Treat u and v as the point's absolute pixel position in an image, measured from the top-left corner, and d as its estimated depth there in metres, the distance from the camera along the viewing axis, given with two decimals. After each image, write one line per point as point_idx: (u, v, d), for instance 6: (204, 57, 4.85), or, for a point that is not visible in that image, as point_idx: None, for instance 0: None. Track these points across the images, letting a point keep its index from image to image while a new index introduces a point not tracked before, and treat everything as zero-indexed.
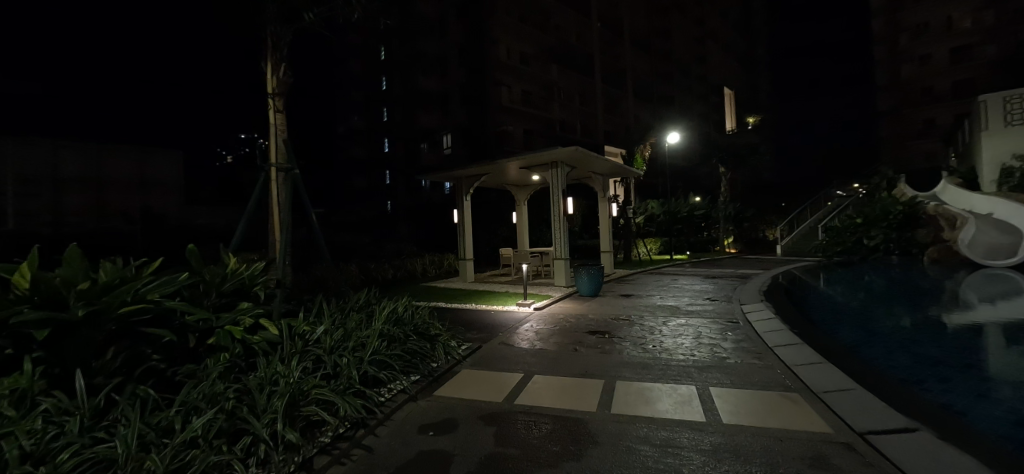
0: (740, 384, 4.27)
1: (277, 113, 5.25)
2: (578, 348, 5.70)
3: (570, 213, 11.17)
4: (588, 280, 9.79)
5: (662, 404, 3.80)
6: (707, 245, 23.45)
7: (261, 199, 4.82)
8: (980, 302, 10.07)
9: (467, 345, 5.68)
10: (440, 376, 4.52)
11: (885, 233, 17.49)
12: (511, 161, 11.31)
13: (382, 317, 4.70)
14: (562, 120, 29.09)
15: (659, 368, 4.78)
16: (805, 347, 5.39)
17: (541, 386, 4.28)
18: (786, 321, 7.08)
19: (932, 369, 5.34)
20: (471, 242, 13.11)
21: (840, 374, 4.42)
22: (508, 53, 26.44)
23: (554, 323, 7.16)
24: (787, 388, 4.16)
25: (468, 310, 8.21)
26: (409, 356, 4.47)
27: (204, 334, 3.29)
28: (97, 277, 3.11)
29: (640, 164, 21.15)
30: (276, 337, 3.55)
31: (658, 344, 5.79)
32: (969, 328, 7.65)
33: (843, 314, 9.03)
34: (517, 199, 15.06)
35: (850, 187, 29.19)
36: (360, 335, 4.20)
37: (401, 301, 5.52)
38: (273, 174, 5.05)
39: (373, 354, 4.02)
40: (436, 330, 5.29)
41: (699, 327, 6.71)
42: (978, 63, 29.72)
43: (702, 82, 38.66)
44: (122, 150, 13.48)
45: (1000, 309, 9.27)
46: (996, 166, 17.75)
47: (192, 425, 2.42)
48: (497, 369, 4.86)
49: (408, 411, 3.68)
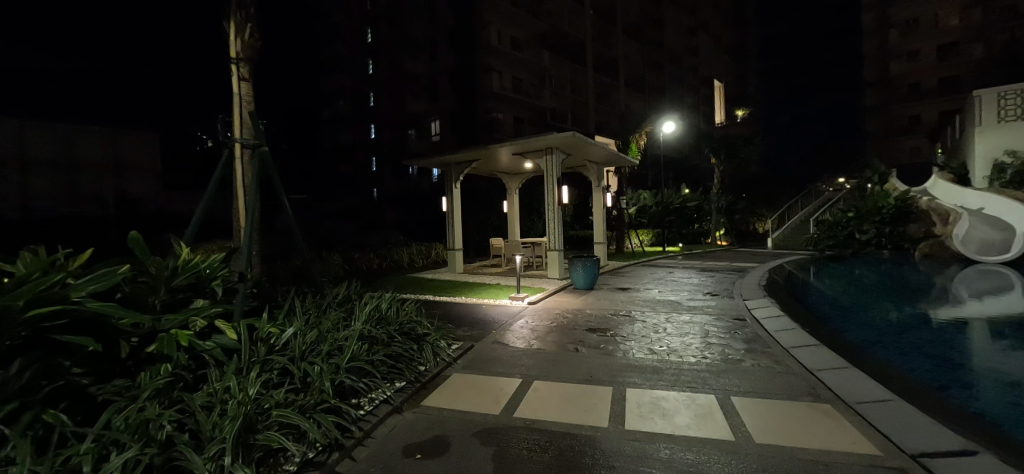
0: (763, 391, 3.86)
1: (243, 83, 4.51)
2: (579, 347, 5.25)
3: (565, 202, 10.64)
4: (584, 273, 9.35)
5: (681, 419, 3.33)
6: (698, 237, 23.21)
7: (224, 180, 4.17)
8: (970, 297, 9.95)
9: (457, 345, 5.15)
10: (428, 382, 4.03)
11: (879, 227, 17.29)
12: (505, 146, 10.67)
13: (363, 316, 4.14)
14: (554, 108, 28.56)
15: (672, 374, 4.32)
16: (825, 350, 4.97)
17: (543, 394, 3.82)
18: (795, 320, 6.68)
19: (949, 372, 4.97)
20: (461, 231, 12.61)
21: (870, 380, 4.03)
22: (499, 38, 25.71)
23: (548, 319, 6.71)
24: (816, 397, 3.73)
25: (456, 304, 7.75)
26: (393, 361, 3.94)
27: (143, 340, 2.79)
28: (9, 270, 2.58)
29: (635, 153, 20.65)
30: (235, 343, 3.00)
31: (664, 345, 5.33)
32: (956, 323, 7.52)
33: (842, 309, 8.78)
34: (508, 187, 14.52)
35: (837, 181, 29.33)
36: (337, 338, 3.64)
37: (386, 296, 4.96)
38: (238, 151, 4.39)
39: (351, 360, 3.48)
40: (424, 328, 4.75)
41: (706, 325, 6.28)
42: (965, 60, 29.79)
43: (693, 74, 38.38)
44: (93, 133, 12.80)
45: (992, 304, 9.15)
46: (988, 162, 17.67)
47: (105, 467, 1.91)
48: (491, 374, 4.37)
49: (391, 429, 3.18)
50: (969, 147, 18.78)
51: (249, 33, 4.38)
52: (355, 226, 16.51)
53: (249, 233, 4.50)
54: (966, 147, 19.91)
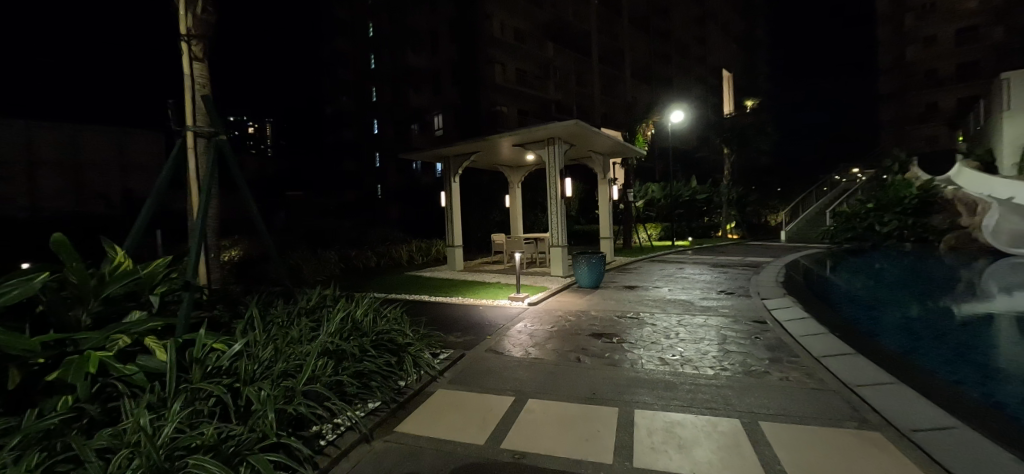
0: (797, 416, 3.29)
1: (197, 64, 3.89)
2: (582, 356, 4.71)
3: (568, 196, 10.09)
4: (588, 271, 8.79)
5: (700, 452, 2.79)
6: (708, 230, 22.58)
7: (174, 174, 3.60)
8: (999, 292, 9.29)
9: (445, 354, 4.64)
10: (407, 402, 3.51)
11: (899, 219, 16.55)
12: (504, 137, 10.10)
13: (332, 326, 3.62)
14: (560, 100, 27.96)
15: (687, 391, 3.76)
16: (863, 361, 4.39)
17: (539, 417, 3.28)
18: (822, 323, 6.05)
19: (990, 384, 4.35)
20: (461, 228, 12.12)
21: (924, 401, 3.46)
22: (501, 30, 25.11)
23: (548, 322, 6.18)
24: (861, 422, 3.19)
25: (450, 305, 7.27)
26: (365, 379, 3.42)
27: (49, 365, 2.33)
28: None
29: (642, 144, 19.94)
30: (161, 365, 2.49)
31: (676, 354, 4.75)
32: (982, 320, 6.93)
33: (863, 308, 8.18)
34: (510, 181, 14.00)
35: (851, 172, 28.44)
36: (296, 355, 3.12)
37: (363, 302, 4.42)
38: (191, 141, 3.83)
39: (313, 381, 2.96)
40: (407, 337, 4.23)
41: (722, 330, 5.70)
42: (984, 45, 28.63)
43: (701, 65, 37.53)
44: (101, 130, 12.37)
45: (1019, 299, 8.52)
46: (1016, 149, 16.78)
47: None
48: (481, 389, 3.85)
49: (355, 465, 2.69)
50: (995, 133, 17.88)
51: (200, 5, 3.72)
52: (355, 223, 16.13)
53: (207, 235, 3.94)
54: (990, 134, 19.01)
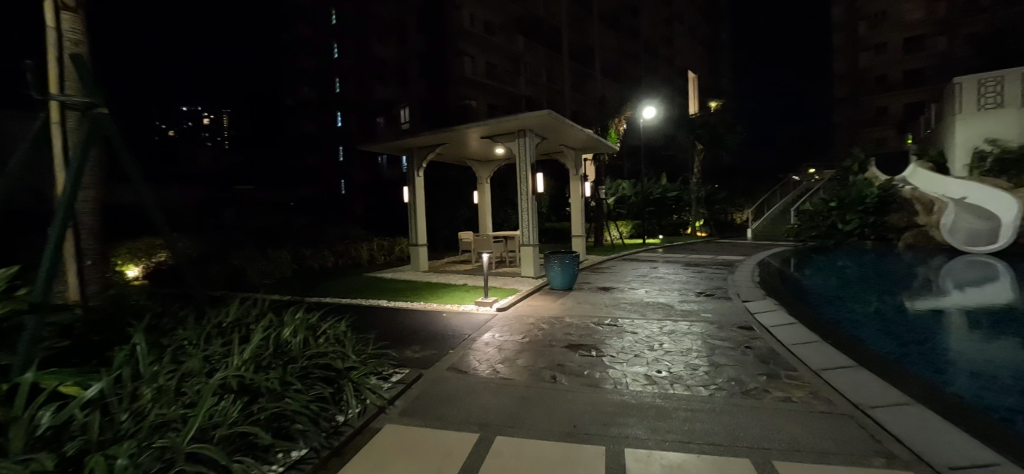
0: (815, 452, 2.77)
1: (63, 16, 3.01)
2: (557, 374, 4.09)
3: (540, 191, 9.48)
4: (561, 272, 8.22)
5: None
6: (677, 228, 22.51)
7: (32, 158, 2.75)
8: (956, 288, 9.32)
9: (398, 376, 3.94)
10: (344, 444, 2.80)
11: (861, 217, 16.78)
12: (471, 128, 9.35)
13: (248, 354, 2.85)
14: (530, 96, 27.34)
15: (682, 419, 3.21)
16: (867, 376, 3.95)
17: (506, 464, 2.62)
18: (809, 328, 5.66)
19: (989, 391, 4.00)
20: (425, 224, 11.33)
21: (949, 428, 3.02)
22: (471, 21, 24.29)
23: (518, 331, 5.55)
24: (890, 458, 2.70)
25: (410, 311, 6.54)
26: (288, 420, 2.66)
27: None
28: None
29: (615, 140, 19.51)
30: None
31: (664, 369, 4.21)
32: (936, 316, 6.82)
33: (828, 306, 8.00)
34: (479, 176, 13.31)
35: (808, 173, 29.21)
36: (189, 396, 2.35)
37: (295, 319, 3.64)
38: (57, 114, 2.97)
39: (207, 436, 2.20)
40: (349, 359, 3.49)
41: (708, 339, 5.20)
42: (929, 53, 30.04)
43: (669, 64, 37.66)
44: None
45: (973, 294, 8.55)
46: (969, 150, 17.23)
47: None
48: (439, 422, 3.17)
49: None
50: (947, 135, 18.42)
51: None
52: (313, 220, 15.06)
53: (80, 240, 3.09)
54: (942, 137, 19.60)
